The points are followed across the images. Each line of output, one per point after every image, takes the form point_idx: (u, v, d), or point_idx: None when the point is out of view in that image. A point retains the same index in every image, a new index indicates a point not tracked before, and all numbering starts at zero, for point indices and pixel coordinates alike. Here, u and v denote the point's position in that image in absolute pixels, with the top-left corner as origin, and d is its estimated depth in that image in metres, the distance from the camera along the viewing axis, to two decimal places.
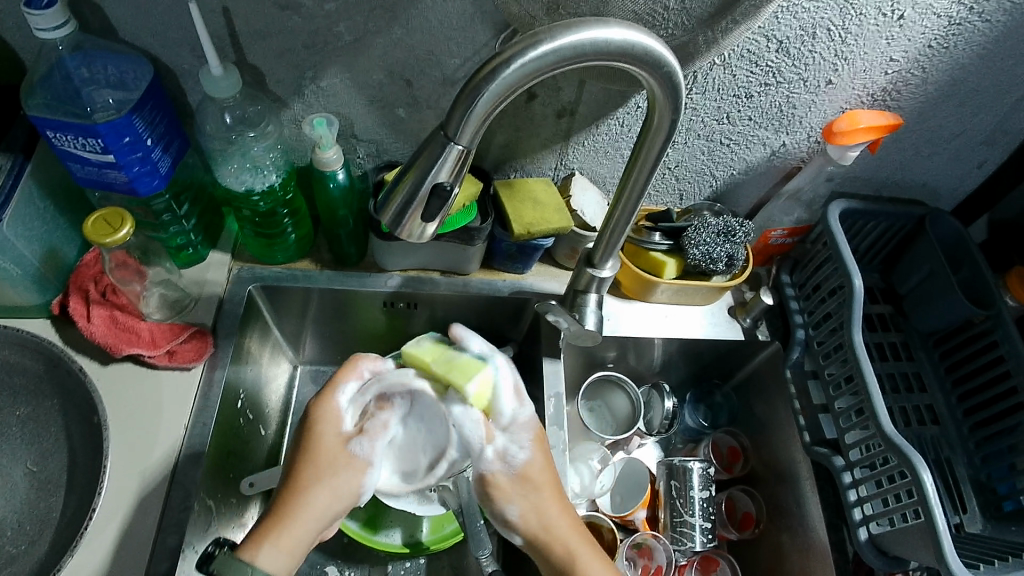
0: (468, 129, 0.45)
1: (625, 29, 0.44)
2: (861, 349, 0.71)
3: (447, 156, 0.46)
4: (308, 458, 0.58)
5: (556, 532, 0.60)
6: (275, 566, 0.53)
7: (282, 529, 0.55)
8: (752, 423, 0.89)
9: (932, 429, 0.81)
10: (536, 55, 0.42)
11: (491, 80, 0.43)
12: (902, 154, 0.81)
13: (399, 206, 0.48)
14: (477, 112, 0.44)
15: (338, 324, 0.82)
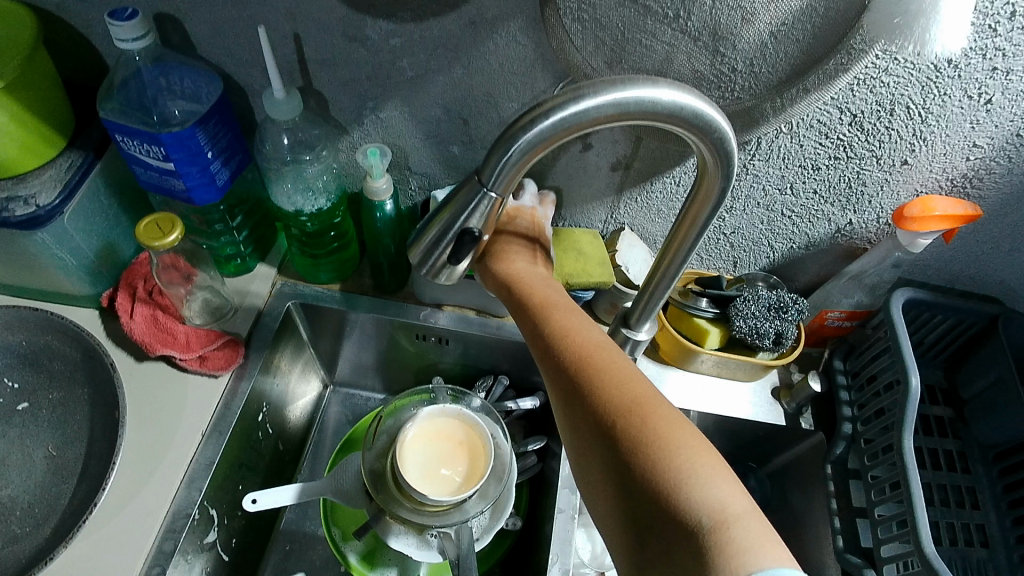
0: (502, 178, 0.44)
1: (675, 89, 0.43)
2: (909, 455, 0.65)
3: (478, 200, 0.45)
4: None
5: (621, 380, 0.44)
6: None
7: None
8: (783, 515, 0.83)
9: (981, 552, 0.73)
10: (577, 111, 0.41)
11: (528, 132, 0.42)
12: (980, 249, 0.75)
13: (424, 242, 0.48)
14: (510, 163, 0.43)
15: (369, 351, 0.82)
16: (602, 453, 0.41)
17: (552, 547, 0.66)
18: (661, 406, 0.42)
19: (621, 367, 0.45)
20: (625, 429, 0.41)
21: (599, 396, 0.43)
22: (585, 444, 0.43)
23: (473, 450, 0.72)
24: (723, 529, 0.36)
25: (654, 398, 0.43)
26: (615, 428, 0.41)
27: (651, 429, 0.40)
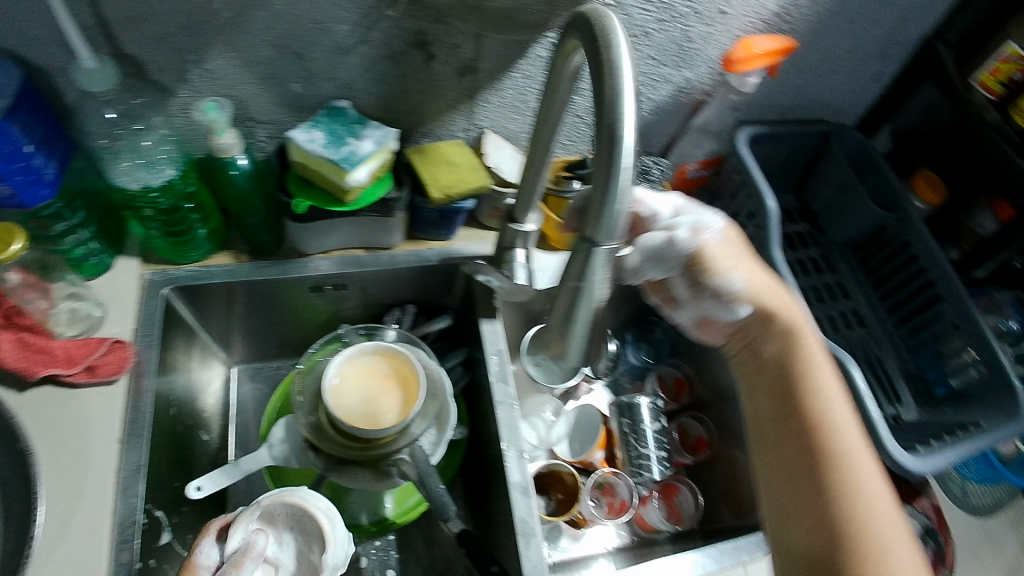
0: (612, 230, 0.48)
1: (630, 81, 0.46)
2: (782, 265, 0.75)
3: (604, 261, 0.50)
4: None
5: (842, 425, 0.53)
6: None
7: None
8: (692, 354, 0.92)
9: (859, 331, 0.85)
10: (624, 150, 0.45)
11: (610, 190, 0.47)
12: (802, 76, 0.83)
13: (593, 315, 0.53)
14: (619, 216, 0.48)
15: (268, 316, 0.79)
16: (806, 467, 0.52)
17: (504, 435, 0.70)
18: (857, 441, 0.53)
19: (833, 402, 0.55)
20: (843, 464, 0.51)
21: (821, 423, 0.54)
22: (789, 468, 0.53)
23: (402, 379, 0.74)
24: (877, 550, 0.47)
25: (863, 446, 0.53)
26: (833, 469, 0.51)
27: (825, 455, 0.52)
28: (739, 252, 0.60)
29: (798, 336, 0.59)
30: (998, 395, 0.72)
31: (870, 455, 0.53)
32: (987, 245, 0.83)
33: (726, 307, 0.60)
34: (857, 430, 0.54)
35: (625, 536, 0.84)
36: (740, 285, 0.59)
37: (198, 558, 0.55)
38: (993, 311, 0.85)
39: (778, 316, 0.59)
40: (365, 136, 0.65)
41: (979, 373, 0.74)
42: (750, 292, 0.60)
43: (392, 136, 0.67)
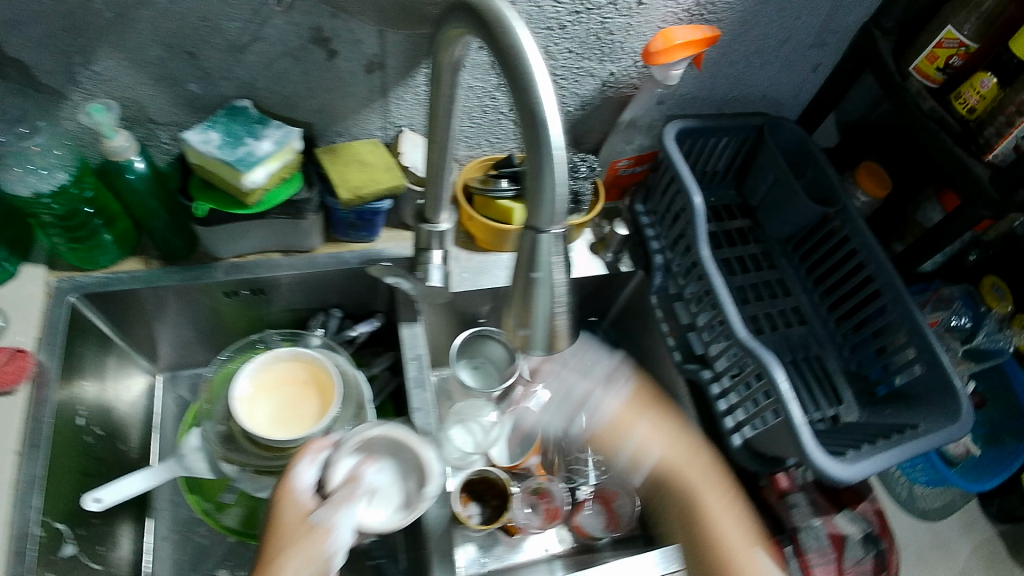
0: (555, 213, 0.42)
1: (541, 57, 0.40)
2: (711, 263, 0.73)
3: (555, 243, 0.43)
4: (275, 526, 0.52)
5: (729, 533, 0.60)
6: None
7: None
8: (633, 355, 0.89)
9: (800, 329, 0.81)
10: (555, 131, 0.40)
11: (544, 170, 0.41)
12: (735, 68, 0.80)
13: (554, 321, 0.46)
14: (561, 195, 0.42)
15: (187, 323, 0.78)
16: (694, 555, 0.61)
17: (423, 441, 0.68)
18: (723, 501, 0.62)
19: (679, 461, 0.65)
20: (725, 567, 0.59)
21: (715, 548, 0.60)
22: None
23: (321, 386, 0.72)
24: None
25: (752, 547, 0.59)
26: None
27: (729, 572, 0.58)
28: (638, 415, 0.67)
29: (692, 466, 0.64)
30: (938, 394, 0.70)
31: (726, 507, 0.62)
32: (931, 235, 0.80)
33: (631, 467, 0.68)
34: (752, 539, 0.60)
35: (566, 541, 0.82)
36: (618, 403, 0.67)
37: (297, 475, 0.56)
38: (941, 306, 0.82)
39: (681, 473, 0.64)
40: (266, 136, 0.63)
41: (920, 370, 0.72)
42: (665, 456, 0.65)
43: (295, 136, 0.65)
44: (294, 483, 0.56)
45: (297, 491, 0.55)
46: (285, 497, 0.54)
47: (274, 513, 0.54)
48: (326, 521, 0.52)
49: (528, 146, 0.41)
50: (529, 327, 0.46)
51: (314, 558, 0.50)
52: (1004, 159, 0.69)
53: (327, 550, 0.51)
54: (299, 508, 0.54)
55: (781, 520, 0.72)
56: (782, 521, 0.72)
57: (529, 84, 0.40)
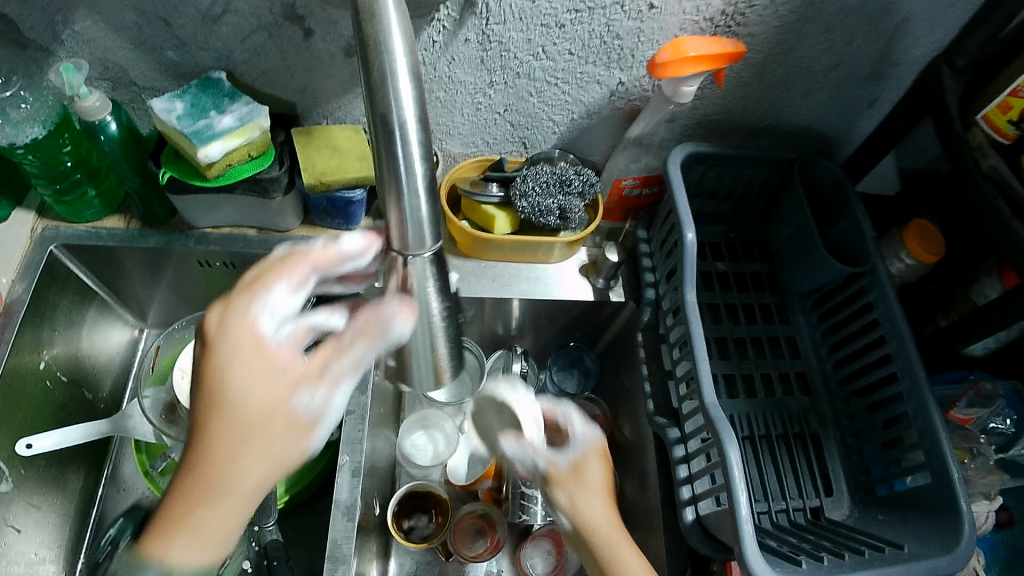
0: (421, 239, 0.40)
1: (409, 63, 0.36)
2: (693, 308, 0.65)
3: (425, 270, 0.41)
4: (212, 384, 0.42)
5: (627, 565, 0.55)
6: (196, 563, 0.41)
7: (169, 523, 0.41)
8: (616, 390, 0.83)
9: (801, 400, 0.73)
10: (408, 149, 0.37)
11: (401, 187, 0.38)
12: (771, 92, 0.71)
13: (435, 356, 0.45)
14: (424, 215, 0.39)
15: (167, 286, 0.79)
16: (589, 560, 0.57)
17: (343, 447, 0.66)
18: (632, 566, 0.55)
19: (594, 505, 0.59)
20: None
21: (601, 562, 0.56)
22: None
23: None
24: None
25: None
26: None
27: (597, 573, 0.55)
28: (603, 468, 0.62)
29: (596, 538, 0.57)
30: (942, 514, 0.60)
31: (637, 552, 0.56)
32: (977, 315, 0.67)
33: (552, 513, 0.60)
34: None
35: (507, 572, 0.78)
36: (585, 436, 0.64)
37: (254, 318, 0.43)
38: (980, 403, 0.75)
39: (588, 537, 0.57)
40: (230, 111, 0.62)
41: (928, 479, 0.63)
42: (572, 506, 0.59)
43: (262, 114, 0.63)
44: (252, 329, 0.43)
45: (253, 341, 0.43)
46: (250, 375, 0.42)
47: (201, 398, 0.42)
48: (320, 409, 0.44)
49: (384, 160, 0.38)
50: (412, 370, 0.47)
51: (254, 473, 0.42)
52: None
53: (304, 444, 0.44)
54: (257, 344, 0.43)
55: None
56: None
57: (385, 95, 0.36)
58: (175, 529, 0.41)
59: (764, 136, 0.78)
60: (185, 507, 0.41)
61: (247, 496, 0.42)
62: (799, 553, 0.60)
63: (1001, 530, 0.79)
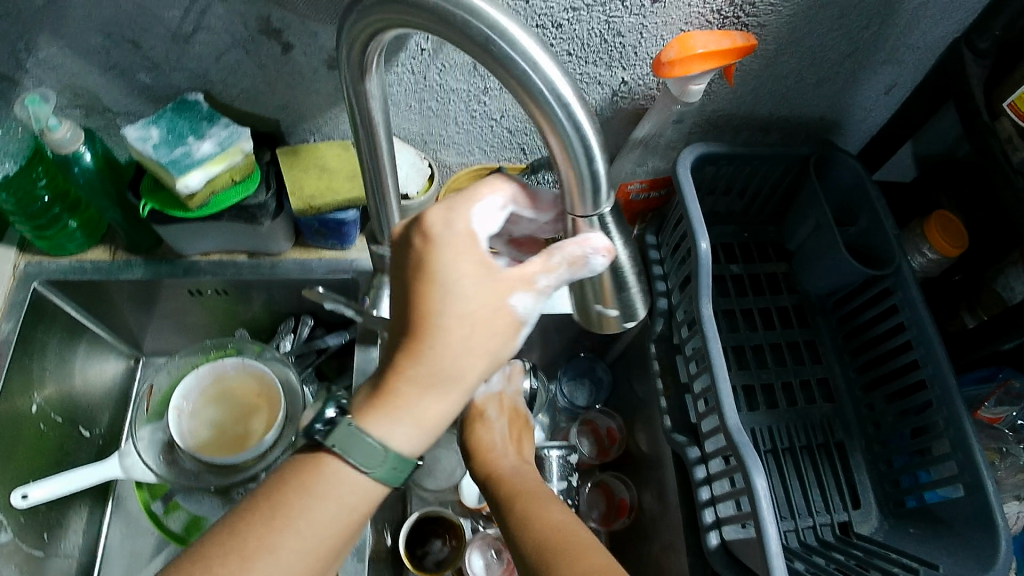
0: (596, 198, 0.38)
1: (536, 43, 0.34)
2: (711, 323, 0.61)
3: (606, 225, 0.40)
4: (426, 281, 0.40)
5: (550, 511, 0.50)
6: (404, 445, 0.41)
7: (378, 405, 0.41)
8: (629, 401, 0.80)
9: (824, 408, 0.70)
10: (576, 119, 0.35)
11: (574, 151, 0.36)
12: (783, 84, 0.67)
13: (619, 292, 0.42)
14: (599, 173, 0.37)
15: (158, 316, 0.75)
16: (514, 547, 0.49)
17: None
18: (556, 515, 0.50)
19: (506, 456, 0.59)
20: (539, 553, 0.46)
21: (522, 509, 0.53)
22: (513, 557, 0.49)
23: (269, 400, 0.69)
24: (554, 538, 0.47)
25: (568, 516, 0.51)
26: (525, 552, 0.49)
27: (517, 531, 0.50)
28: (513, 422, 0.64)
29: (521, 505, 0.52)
30: (976, 530, 0.57)
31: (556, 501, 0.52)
32: None
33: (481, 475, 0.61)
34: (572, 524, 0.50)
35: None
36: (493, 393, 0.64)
37: (482, 204, 0.41)
38: (1009, 402, 0.72)
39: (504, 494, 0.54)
40: (209, 135, 0.58)
41: (961, 492, 0.59)
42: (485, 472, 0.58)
43: (243, 136, 0.59)
44: (467, 222, 0.40)
45: (469, 237, 0.40)
46: (455, 252, 0.40)
47: (417, 281, 0.40)
48: (529, 314, 0.42)
49: (548, 137, 0.36)
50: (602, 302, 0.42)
51: (463, 363, 0.40)
52: None
53: (512, 344, 0.42)
54: (473, 238, 0.40)
55: None
56: None
57: (526, 75, 0.34)
58: (383, 410, 0.41)
59: (776, 129, 0.74)
60: (385, 393, 0.41)
61: (465, 392, 0.42)
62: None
63: None
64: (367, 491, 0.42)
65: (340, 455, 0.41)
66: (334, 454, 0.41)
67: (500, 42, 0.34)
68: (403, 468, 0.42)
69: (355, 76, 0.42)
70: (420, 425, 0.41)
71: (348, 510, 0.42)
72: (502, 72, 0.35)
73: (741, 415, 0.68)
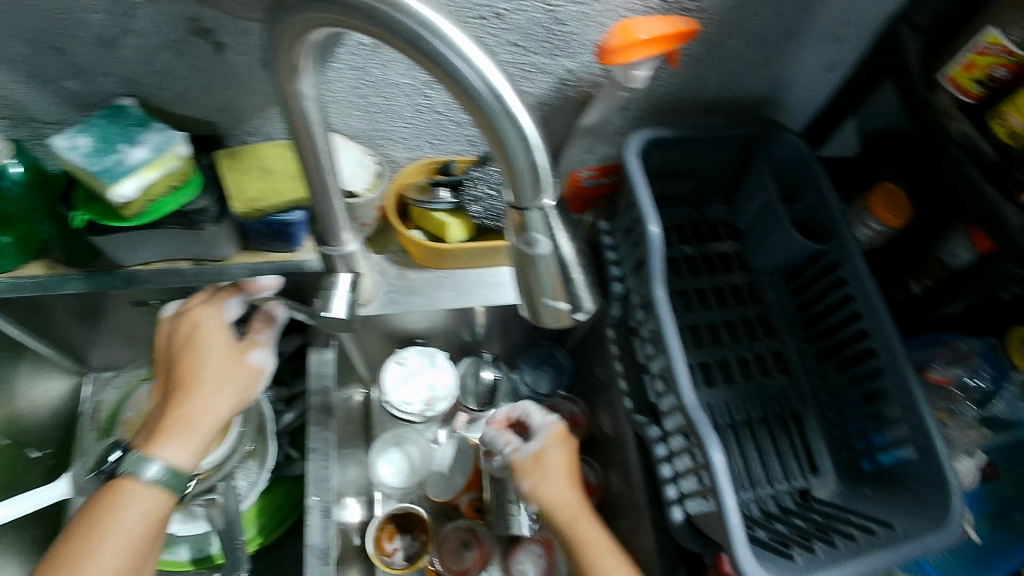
0: (536, 189, 0.37)
1: (467, 37, 0.33)
2: (664, 305, 0.62)
3: (548, 221, 0.39)
4: (190, 347, 0.58)
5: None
6: (179, 461, 0.54)
7: (170, 426, 0.55)
8: (590, 385, 0.80)
9: (779, 380, 0.71)
10: (513, 113, 0.35)
11: (511, 144, 0.36)
12: (725, 66, 0.68)
13: (565, 282, 0.40)
14: (539, 164, 0.36)
15: (103, 330, 0.73)
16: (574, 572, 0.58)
17: (309, 487, 0.62)
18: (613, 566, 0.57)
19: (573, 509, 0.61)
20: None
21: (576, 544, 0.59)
22: None
23: None
24: None
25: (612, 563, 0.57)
26: None
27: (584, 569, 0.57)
28: (565, 453, 0.64)
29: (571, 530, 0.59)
30: (930, 487, 0.59)
31: (614, 555, 0.58)
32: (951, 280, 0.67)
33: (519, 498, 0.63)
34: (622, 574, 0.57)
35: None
36: (540, 445, 0.64)
37: (224, 309, 0.60)
38: (956, 362, 0.76)
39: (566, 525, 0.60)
40: (142, 141, 0.56)
41: (913, 453, 0.62)
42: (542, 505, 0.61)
43: (179, 141, 0.57)
44: (217, 317, 0.60)
45: (219, 325, 0.60)
46: (216, 301, 0.60)
47: (184, 355, 0.58)
48: (264, 364, 0.61)
49: (485, 131, 0.36)
50: (547, 294, 0.41)
51: (215, 407, 0.57)
52: None
53: (254, 389, 0.61)
54: (220, 324, 0.60)
55: None
56: None
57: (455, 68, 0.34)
58: (177, 432, 0.55)
59: (721, 111, 0.75)
60: (177, 420, 0.55)
61: (203, 441, 0.56)
62: (790, 543, 0.58)
63: (989, 483, 0.80)
64: (159, 503, 0.53)
65: (130, 475, 0.53)
66: (124, 476, 0.53)
67: (430, 38, 0.33)
68: (181, 486, 0.54)
69: (289, 77, 0.42)
70: (187, 447, 0.55)
71: (144, 526, 0.52)
72: (435, 68, 0.34)
73: (699, 392, 0.69)
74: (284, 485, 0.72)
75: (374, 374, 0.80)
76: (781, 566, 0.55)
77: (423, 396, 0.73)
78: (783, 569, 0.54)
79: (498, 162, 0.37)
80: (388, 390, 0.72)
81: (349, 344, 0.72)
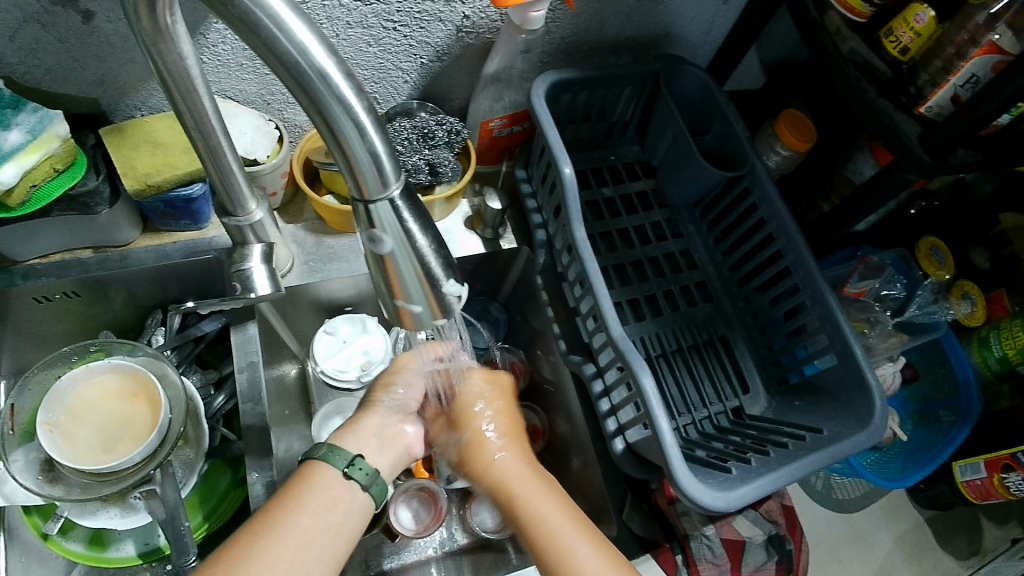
0: (381, 179, 0.35)
1: (285, 3, 0.30)
2: (586, 244, 0.62)
3: (398, 216, 0.36)
4: (389, 371, 0.63)
5: (569, 542, 0.52)
6: (359, 451, 0.53)
7: (357, 429, 0.55)
8: (527, 334, 0.82)
9: (705, 308, 0.74)
10: (342, 96, 0.32)
11: (343, 126, 0.33)
12: (624, 3, 0.67)
13: (429, 283, 0.37)
14: (378, 150, 0.34)
15: (10, 330, 0.68)
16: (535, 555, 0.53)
17: (251, 464, 0.62)
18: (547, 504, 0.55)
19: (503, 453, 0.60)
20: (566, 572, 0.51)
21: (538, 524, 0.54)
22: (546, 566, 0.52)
23: (152, 398, 0.64)
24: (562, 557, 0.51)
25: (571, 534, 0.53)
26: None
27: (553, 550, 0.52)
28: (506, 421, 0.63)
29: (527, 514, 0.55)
30: (852, 392, 0.62)
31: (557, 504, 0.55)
32: (856, 197, 0.69)
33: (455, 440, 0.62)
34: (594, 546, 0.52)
35: (462, 537, 0.76)
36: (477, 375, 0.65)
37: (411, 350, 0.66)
38: (870, 275, 0.79)
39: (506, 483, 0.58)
40: (16, 123, 0.53)
41: (834, 361, 0.64)
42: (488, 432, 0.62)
43: (56, 120, 0.54)
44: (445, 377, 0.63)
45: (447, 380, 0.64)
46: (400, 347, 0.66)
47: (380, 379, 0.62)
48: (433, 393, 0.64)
49: (311, 110, 0.32)
50: (405, 295, 0.38)
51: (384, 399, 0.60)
52: (940, 113, 0.57)
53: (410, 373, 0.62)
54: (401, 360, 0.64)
55: (674, 527, 0.69)
56: (674, 530, 0.69)
57: (271, 34, 0.30)
58: (361, 434, 0.55)
59: (625, 51, 0.75)
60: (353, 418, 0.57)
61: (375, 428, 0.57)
62: (728, 458, 0.61)
63: (909, 386, 0.86)
64: (348, 496, 0.48)
65: (319, 457, 0.50)
66: (315, 457, 0.50)
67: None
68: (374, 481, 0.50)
69: (153, 42, 0.39)
70: (376, 447, 0.56)
71: (344, 523, 0.47)
72: (247, 33, 0.30)
73: (630, 327, 0.70)
74: (226, 467, 0.70)
75: (306, 347, 0.79)
76: (719, 479, 0.57)
77: (357, 362, 0.71)
78: (722, 482, 0.57)
79: (334, 151, 0.34)
80: (321, 361, 0.71)
81: (271, 316, 0.70)
